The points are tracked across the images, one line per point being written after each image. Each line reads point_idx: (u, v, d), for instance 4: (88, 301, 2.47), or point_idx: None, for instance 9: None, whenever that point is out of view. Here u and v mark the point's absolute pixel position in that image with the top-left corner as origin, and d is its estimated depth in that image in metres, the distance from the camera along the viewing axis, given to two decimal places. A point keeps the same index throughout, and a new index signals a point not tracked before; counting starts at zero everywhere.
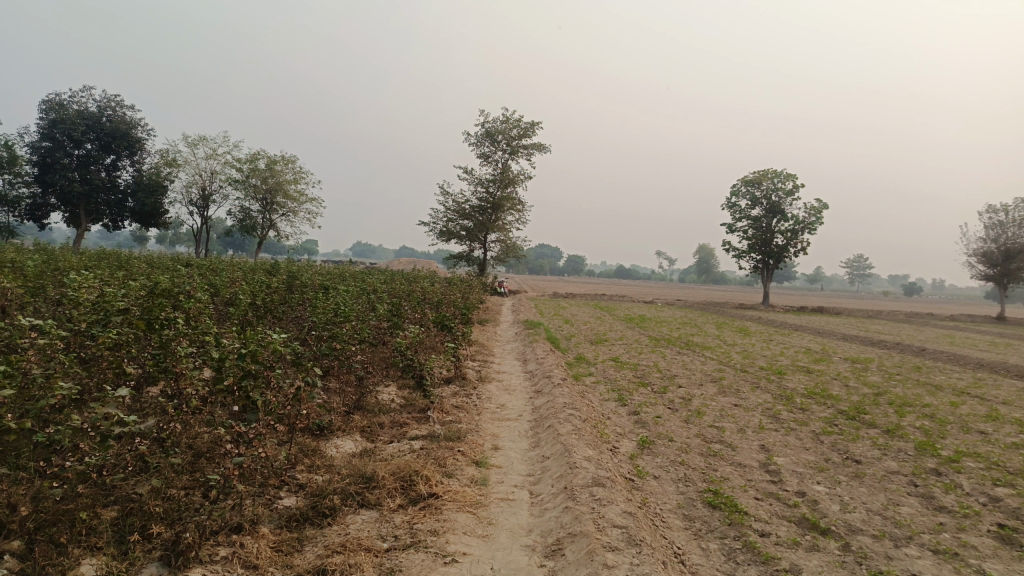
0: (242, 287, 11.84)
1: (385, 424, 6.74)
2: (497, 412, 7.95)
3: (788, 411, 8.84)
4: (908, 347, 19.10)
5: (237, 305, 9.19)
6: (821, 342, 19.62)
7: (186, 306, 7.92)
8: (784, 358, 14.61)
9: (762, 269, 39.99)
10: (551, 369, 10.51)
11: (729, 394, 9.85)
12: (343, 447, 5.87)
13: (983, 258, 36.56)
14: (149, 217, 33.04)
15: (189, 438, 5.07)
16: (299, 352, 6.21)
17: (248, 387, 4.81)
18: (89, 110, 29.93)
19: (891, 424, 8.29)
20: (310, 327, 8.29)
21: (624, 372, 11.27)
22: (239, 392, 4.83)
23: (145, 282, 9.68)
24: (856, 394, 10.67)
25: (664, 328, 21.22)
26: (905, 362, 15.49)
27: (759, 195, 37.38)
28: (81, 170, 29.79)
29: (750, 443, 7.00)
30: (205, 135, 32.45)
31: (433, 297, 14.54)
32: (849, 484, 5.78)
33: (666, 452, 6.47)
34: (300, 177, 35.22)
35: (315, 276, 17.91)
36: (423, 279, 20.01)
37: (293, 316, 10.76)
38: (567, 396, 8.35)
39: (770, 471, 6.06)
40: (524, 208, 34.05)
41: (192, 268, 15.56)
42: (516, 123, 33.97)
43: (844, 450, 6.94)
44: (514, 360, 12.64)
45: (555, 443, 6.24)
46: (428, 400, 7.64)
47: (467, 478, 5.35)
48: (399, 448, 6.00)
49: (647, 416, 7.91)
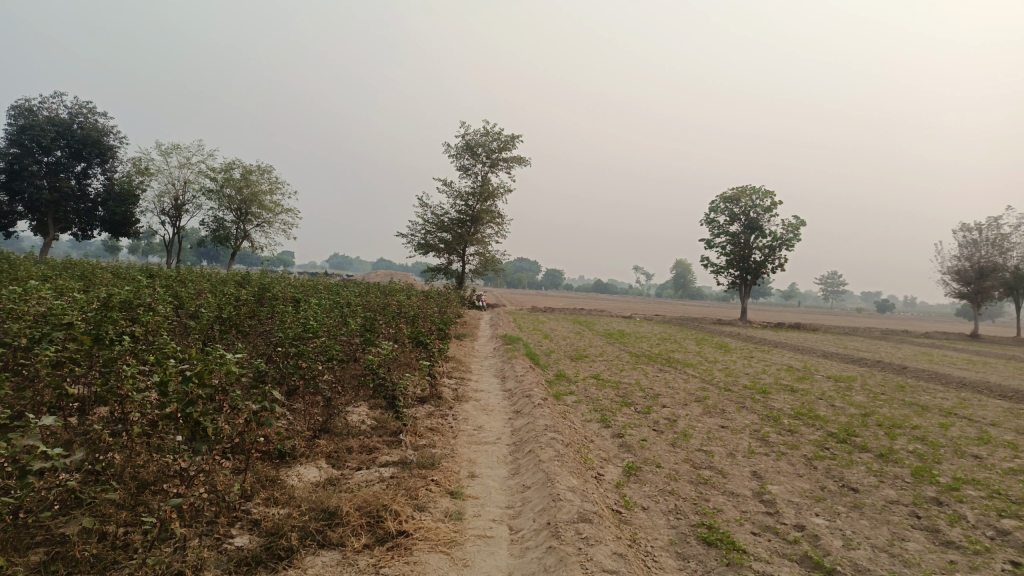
0: (208, 299, 11.29)
1: (354, 448, 6.28)
2: (474, 435, 7.50)
3: (777, 433, 8.50)
4: (889, 365, 18.98)
5: (200, 320, 8.67)
6: (803, 359, 19.44)
7: (143, 319, 7.41)
8: (767, 376, 14.33)
9: (739, 284, 39.99)
10: (530, 388, 10.07)
11: (715, 415, 9.47)
12: (305, 476, 5.41)
13: (958, 277, 36.89)
14: (119, 226, 32.16)
15: (135, 470, 4.59)
16: (259, 370, 5.76)
17: (196, 414, 4.33)
18: (59, 116, 29.14)
19: (884, 448, 7.97)
20: (276, 343, 7.83)
21: (606, 391, 10.87)
22: (185, 420, 4.35)
23: (102, 294, 9.10)
24: (844, 415, 10.36)
25: (645, 344, 20.92)
26: (888, 380, 15.29)
27: (738, 211, 37.45)
28: (50, 178, 28.93)
29: (741, 469, 6.63)
30: (179, 144, 31.79)
31: (409, 311, 14.08)
32: (850, 516, 5.41)
33: (654, 480, 6.07)
34: (275, 187, 34.62)
35: (287, 288, 17.34)
36: (399, 292, 19.55)
37: (261, 331, 10.24)
38: (548, 417, 7.92)
39: (765, 501, 5.68)
40: (503, 221, 33.69)
41: (157, 279, 14.93)
42: (495, 136, 33.69)
43: (839, 477, 6.58)
44: (492, 377, 12.20)
45: (537, 471, 5.81)
46: (401, 423, 7.19)
47: (441, 512, 4.89)
48: (367, 477, 5.55)
49: (632, 440, 7.51)
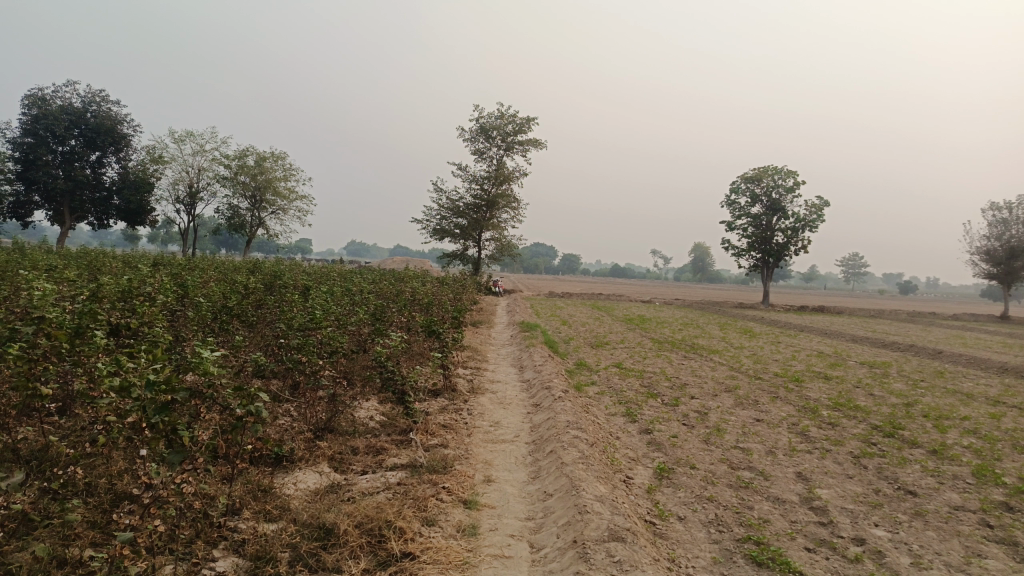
0: (213, 288, 10.80)
1: (358, 449, 5.77)
2: (490, 433, 6.96)
3: (816, 427, 7.86)
4: (922, 349, 18.20)
5: (201, 310, 8.16)
6: (832, 344, 18.66)
7: (137, 310, 6.92)
8: (798, 363, 13.63)
9: (761, 267, 39.08)
10: (550, 378, 9.47)
11: (748, 407, 8.85)
12: (303, 483, 4.89)
13: (987, 257, 35.71)
14: (134, 215, 31.85)
15: (107, 482, 4.05)
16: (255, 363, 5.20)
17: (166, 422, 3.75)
18: (73, 104, 28.83)
19: (937, 444, 7.30)
20: (278, 335, 7.36)
21: (629, 381, 10.23)
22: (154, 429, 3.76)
23: (101, 285, 8.58)
24: (887, 405, 9.66)
25: (666, 330, 20.26)
26: (926, 366, 14.53)
27: (760, 192, 36.50)
28: (65, 167, 28.65)
29: (785, 470, 6.01)
30: (191, 131, 31.39)
31: (423, 298, 13.53)
32: (913, 527, 4.80)
33: (689, 484, 5.48)
34: (289, 173, 34.19)
35: (300, 275, 16.84)
36: (413, 278, 18.99)
37: (267, 321, 9.72)
38: (570, 412, 7.33)
39: (816, 509, 5.07)
40: (519, 205, 33.03)
41: (165, 267, 14.47)
42: (511, 119, 32.95)
43: (893, 478, 5.96)
44: (509, 367, 11.64)
45: (559, 475, 5.23)
46: (411, 421, 6.65)
47: (454, 527, 4.33)
48: (372, 483, 5.04)
49: (662, 437, 6.93)
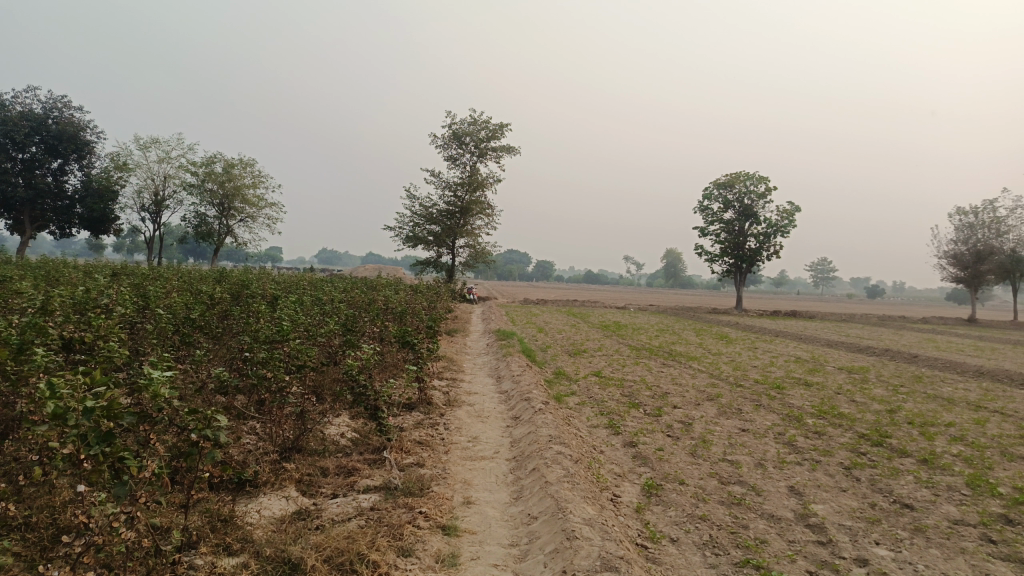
0: (175, 298, 10.32)
1: (328, 471, 5.41)
2: (468, 449, 6.63)
3: (803, 437, 7.65)
4: (898, 353, 18.23)
5: (161, 323, 7.72)
6: (808, 349, 18.58)
7: (91, 323, 6.48)
8: (778, 370, 13.47)
9: (734, 272, 39.25)
10: (530, 389, 9.16)
11: (732, 416, 8.61)
12: (267, 510, 4.52)
13: (954, 261, 36.22)
14: (98, 224, 30.92)
15: (48, 515, 3.66)
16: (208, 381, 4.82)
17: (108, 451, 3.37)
18: (33, 110, 27.98)
19: (926, 453, 7.13)
20: (243, 348, 6.98)
21: (610, 391, 9.94)
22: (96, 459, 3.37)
23: (55, 296, 8.08)
24: (870, 412, 9.51)
25: (643, 336, 20.04)
26: (903, 371, 14.48)
27: (732, 198, 36.67)
28: (25, 174, 27.74)
29: (776, 484, 5.76)
30: (157, 137, 30.64)
31: (396, 307, 13.13)
32: (915, 544, 4.57)
33: (679, 501, 5.22)
34: (258, 180, 33.54)
35: (269, 284, 16.32)
36: (386, 287, 18.54)
37: (233, 333, 9.28)
38: (552, 425, 7.02)
39: (813, 527, 4.82)
40: (493, 211, 32.74)
41: (127, 277, 13.88)
42: (483, 124, 32.70)
43: (888, 491, 5.74)
44: (486, 378, 11.31)
45: (543, 497, 4.93)
46: (384, 438, 6.29)
47: (432, 558, 4.00)
48: (343, 509, 4.68)
49: (647, 450, 6.65)
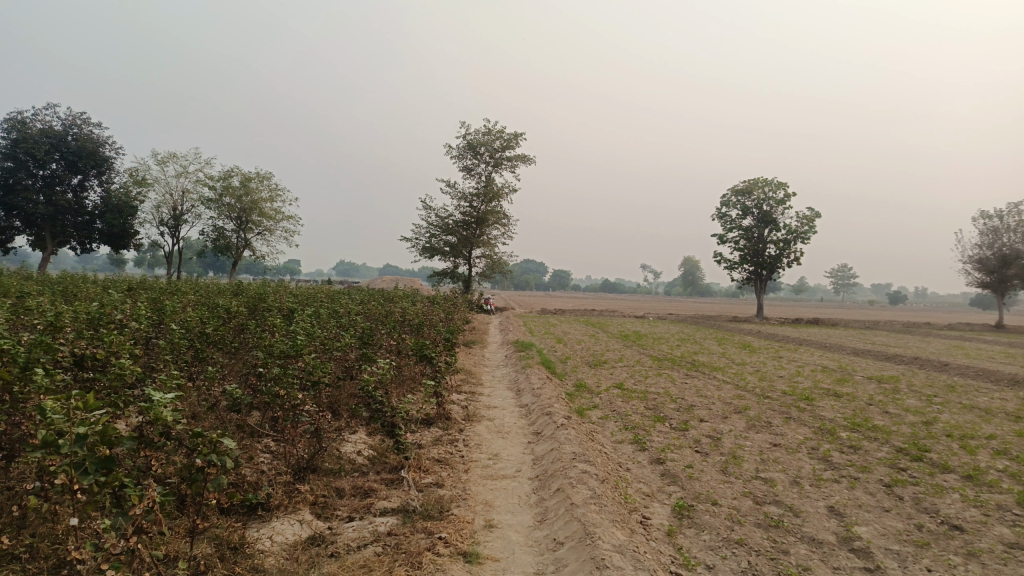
0: (191, 313, 10.17)
1: (344, 492, 5.19)
2: (488, 467, 6.38)
3: (838, 451, 7.32)
4: (927, 361, 17.71)
5: (175, 338, 7.56)
6: (835, 358, 18.12)
7: (102, 339, 6.33)
8: (805, 380, 13.09)
9: (755, 280, 38.72)
10: (551, 403, 8.89)
11: (762, 430, 8.28)
12: (280, 536, 4.29)
13: (980, 266, 35.46)
14: (118, 239, 31.08)
15: (50, 546, 3.44)
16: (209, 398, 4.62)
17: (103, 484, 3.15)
18: (54, 127, 28.22)
19: (969, 468, 6.78)
20: (257, 364, 6.80)
21: (633, 404, 9.64)
22: (91, 491, 3.16)
23: (69, 313, 7.94)
24: (906, 424, 9.13)
25: (664, 347, 19.69)
26: (935, 380, 14.01)
27: (751, 205, 36.23)
28: (46, 191, 27.99)
29: (815, 504, 5.46)
30: (175, 152, 30.81)
31: (413, 320, 12.91)
32: (971, 571, 4.26)
33: (713, 523, 4.94)
34: (276, 194, 33.63)
35: (285, 297, 16.18)
36: (403, 299, 18.37)
37: (248, 348, 9.11)
38: (575, 441, 6.75)
39: (857, 551, 4.52)
40: (510, 221, 32.54)
41: (143, 292, 13.79)
42: (499, 134, 32.57)
43: (935, 511, 5.41)
44: (505, 391, 11.06)
45: (569, 520, 4.67)
46: (402, 457, 6.06)
47: None
48: (359, 533, 4.46)
49: (676, 467, 6.36)
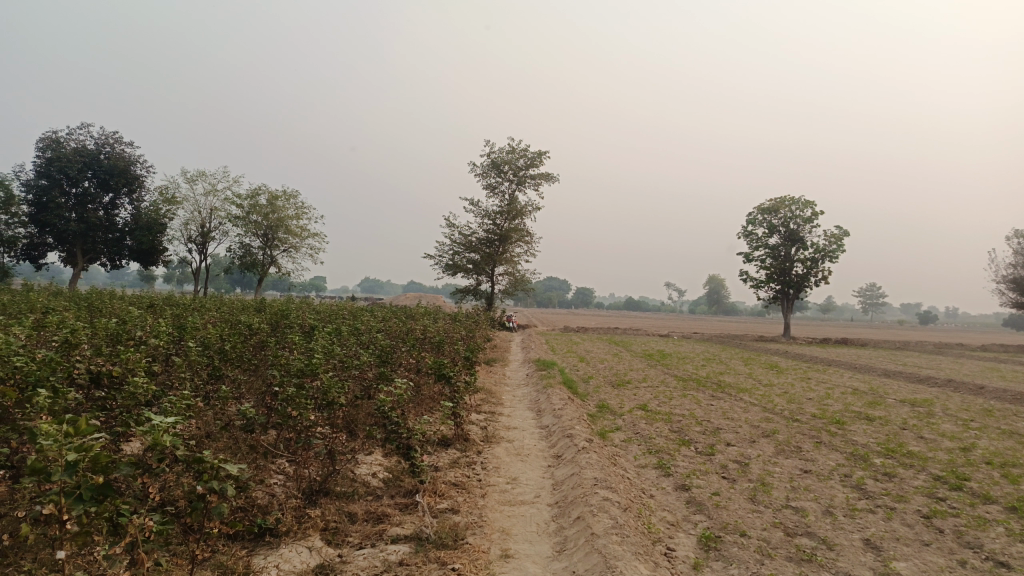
0: (212, 330, 10.13)
1: (356, 517, 5.03)
2: (506, 492, 6.18)
3: (872, 479, 7.00)
4: (962, 384, 17.15)
5: (193, 355, 7.49)
6: (867, 379, 17.60)
7: (118, 355, 6.27)
8: (835, 402, 12.69)
9: (782, 299, 38.10)
10: (572, 425, 8.65)
11: (792, 456, 7.97)
12: (287, 564, 4.13)
13: (1015, 286, 34.54)
14: (147, 256, 31.50)
15: (46, 570, 3.31)
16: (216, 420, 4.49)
17: (95, 514, 3.02)
18: (87, 146, 28.75)
19: (1013, 499, 6.42)
20: (272, 383, 6.68)
21: (658, 427, 9.38)
22: (83, 520, 3.02)
23: (89, 329, 7.91)
24: (943, 450, 8.75)
25: (689, 366, 19.34)
26: (972, 404, 13.51)
27: (777, 223, 35.73)
28: (78, 209, 28.50)
29: (849, 536, 5.17)
30: (204, 170, 31.22)
31: (433, 338, 12.76)
32: None
33: (742, 555, 4.69)
34: (301, 212, 33.92)
35: (307, 314, 16.16)
36: (424, 316, 18.27)
37: (268, 366, 9.02)
38: (597, 466, 6.53)
39: None
40: (533, 239, 32.42)
41: (167, 308, 13.82)
42: (522, 152, 32.55)
43: (978, 546, 5.11)
44: (527, 412, 10.84)
45: (590, 551, 4.45)
46: (417, 480, 5.88)
47: None
48: (370, 562, 4.28)
49: (702, 494, 6.10)
